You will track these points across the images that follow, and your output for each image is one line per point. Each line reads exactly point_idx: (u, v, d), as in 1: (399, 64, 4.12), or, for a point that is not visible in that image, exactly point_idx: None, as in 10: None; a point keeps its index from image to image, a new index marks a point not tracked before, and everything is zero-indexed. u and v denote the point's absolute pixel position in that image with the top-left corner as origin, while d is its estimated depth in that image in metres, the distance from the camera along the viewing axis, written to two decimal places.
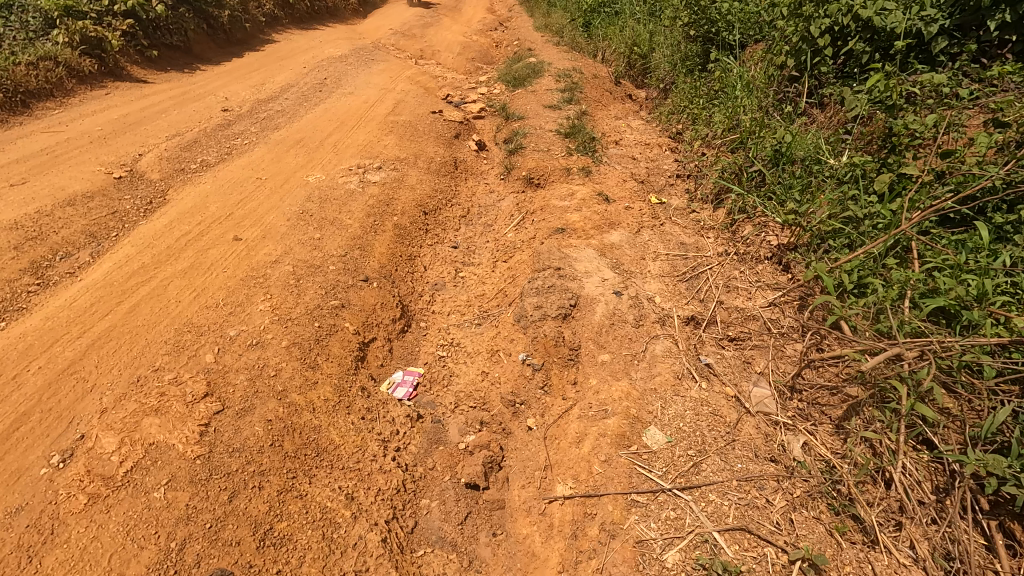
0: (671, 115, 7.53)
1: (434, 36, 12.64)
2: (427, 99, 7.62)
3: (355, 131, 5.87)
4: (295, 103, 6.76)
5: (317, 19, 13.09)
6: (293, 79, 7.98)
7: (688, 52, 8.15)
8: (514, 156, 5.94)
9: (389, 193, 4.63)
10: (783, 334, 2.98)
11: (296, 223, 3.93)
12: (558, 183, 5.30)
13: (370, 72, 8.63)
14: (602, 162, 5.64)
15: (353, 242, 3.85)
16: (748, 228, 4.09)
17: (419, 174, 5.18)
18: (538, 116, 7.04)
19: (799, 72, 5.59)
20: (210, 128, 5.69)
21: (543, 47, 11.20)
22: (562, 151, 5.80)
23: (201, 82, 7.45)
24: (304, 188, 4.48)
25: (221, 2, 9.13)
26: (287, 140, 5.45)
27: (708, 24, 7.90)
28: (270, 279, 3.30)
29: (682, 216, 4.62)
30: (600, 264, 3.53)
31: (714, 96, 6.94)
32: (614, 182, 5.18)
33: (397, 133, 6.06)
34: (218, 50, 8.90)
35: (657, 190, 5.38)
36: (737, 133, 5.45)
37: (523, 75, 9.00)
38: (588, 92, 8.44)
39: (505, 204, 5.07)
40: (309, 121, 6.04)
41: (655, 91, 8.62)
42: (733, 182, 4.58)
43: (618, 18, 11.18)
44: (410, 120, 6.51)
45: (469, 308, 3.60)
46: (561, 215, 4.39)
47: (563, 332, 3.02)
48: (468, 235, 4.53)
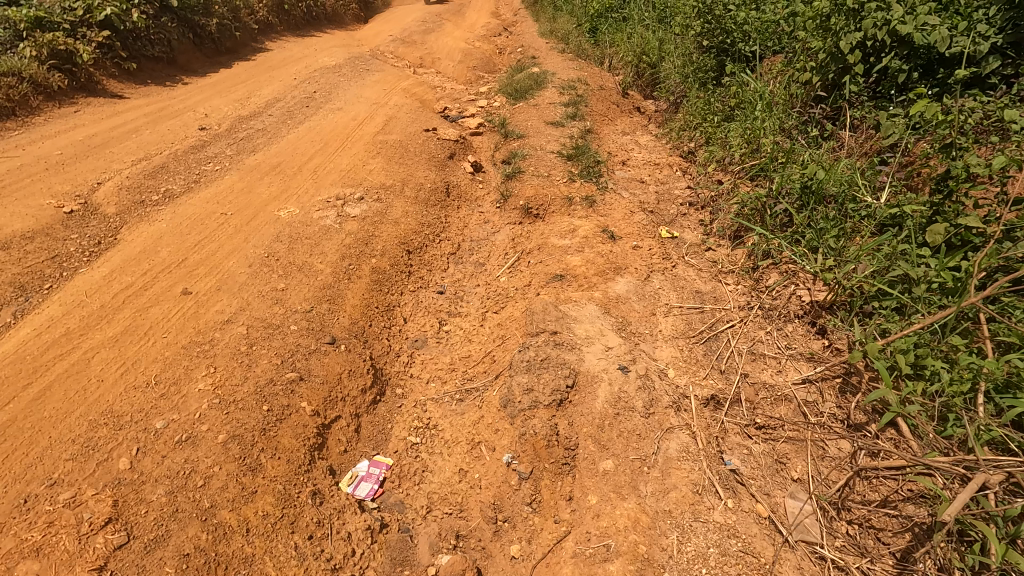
0: (683, 131, 7.04)
1: (435, 42, 12.19)
2: (421, 114, 7.17)
3: (340, 153, 5.41)
4: (278, 120, 6.33)
5: (314, 25, 12.68)
6: (281, 92, 7.55)
7: (700, 63, 7.64)
8: (512, 182, 5.46)
9: (370, 229, 4.17)
10: (823, 424, 2.49)
11: (258, 270, 3.47)
12: (558, 214, 4.83)
13: (363, 84, 8.18)
14: (608, 189, 5.14)
15: (322, 294, 3.38)
16: (775, 276, 3.58)
17: (406, 204, 4.71)
18: (539, 134, 6.57)
19: (826, 91, 5.07)
20: (182, 151, 5.26)
21: (548, 55, 10.72)
22: (564, 176, 5.32)
23: (182, 96, 7.04)
24: (273, 224, 4.01)
25: (208, 10, 8.72)
26: (263, 164, 5.00)
27: (723, 34, 7.39)
28: (218, 345, 2.83)
29: (697, 257, 4.11)
30: (603, 326, 3.04)
31: (730, 113, 6.43)
32: (620, 213, 4.69)
33: (385, 154, 5.60)
34: (204, 60, 8.49)
35: (667, 222, 4.89)
36: (757, 159, 4.94)
37: (526, 87, 8.52)
38: (594, 106, 7.95)
39: (500, 239, 4.60)
40: (290, 141, 5.60)
41: (665, 104, 8.12)
42: (755, 219, 4.07)
43: (626, 24, 10.69)
44: (401, 139, 6.05)
45: (452, 374, 3.12)
46: (560, 258, 3.91)
47: (557, 426, 2.54)
48: (457, 277, 4.06)
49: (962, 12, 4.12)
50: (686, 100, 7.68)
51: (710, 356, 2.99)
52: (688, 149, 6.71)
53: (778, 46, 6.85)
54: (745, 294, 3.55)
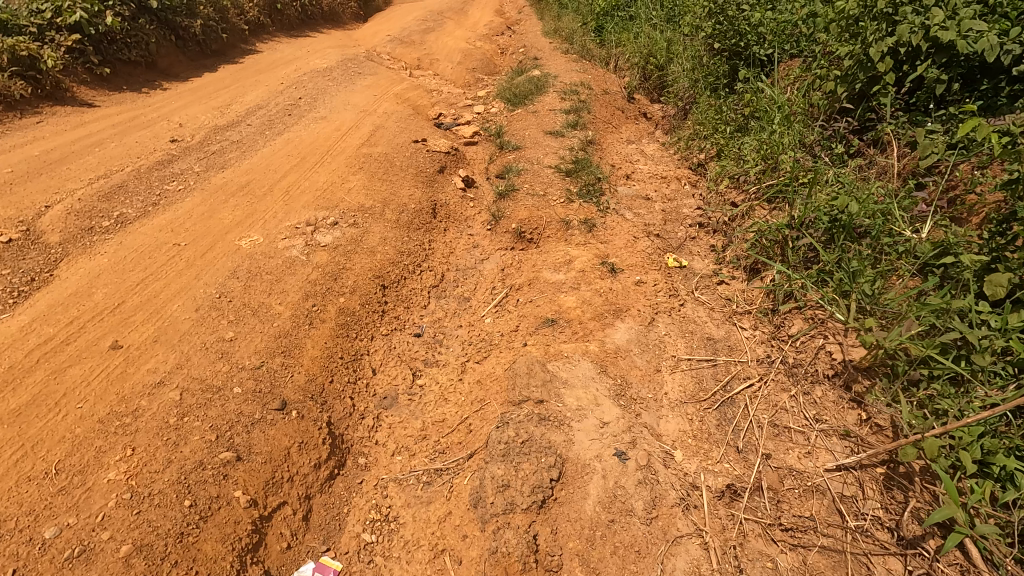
0: (692, 142, 6.56)
1: (434, 42, 11.74)
2: (413, 123, 6.71)
3: (318, 170, 4.98)
4: (257, 131, 5.91)
5: (309, 24, 12.25)
6: (264, 98, 7.13)
7: (711, 67, 7.15)
8: (505, 201, 5.01)
9: (342, 260, 3.74)
10: (866, 533, 2.07)
11: (204, 315, 3.04)
12: (554, 239, 4.37)
13: (353, 89, 7.74)
14: (610, 210, 4.68)
15: (277, 345, 2.95)
16: (799, 323, 3.10)
17: (385, 228, 4.27)
18: (537, 145, 6.12)
19: (852, 102, 4.57)
20: (145, 168, 4.84)
21: (551, 55, 10.25)
22: (562, 194, 4.86)
23: (158, 103, 6.65)
24: (232, 255, 3.59)
25: (192, 11, 8.32)
26: (232, 182, 4.57)
27: (736, 37, 6.87)
28: (141, 417, 2.40)
29: (708, 294, 3.66)
30: (597, 393, 2.63)
31: (743, 124, 5.94)
32: (623, 239, 4.23)
33: (368, 170, 5.17)
34: (187, 63, 8.09)
35: (674, 249, 4.43)
36: (776, 179, 4.45)
37: (526, 91, 8.06)
38: (596, 113, 7.47)
39: (489, 268, 4.15)
40: (266, 155, 5.18)
41: (673, 109, 7.63)
42: (776, 252, 3.61)
43: (632, 24, 10.21)
44: (387, 152, 5.61)
45: (421, 444, 2.69)
46: (552, 297, 3.46)
47: (536, 542, 2.12)
48: (437, 316, 3.62)
49: (1011, 16, 3.65)
50: (696, 107, 7.19)
51: (725, 428, 2.55)
52: (698, 161, 6.24)
53: (796, 49, 6.35)
54: (765, 345, 3.09)
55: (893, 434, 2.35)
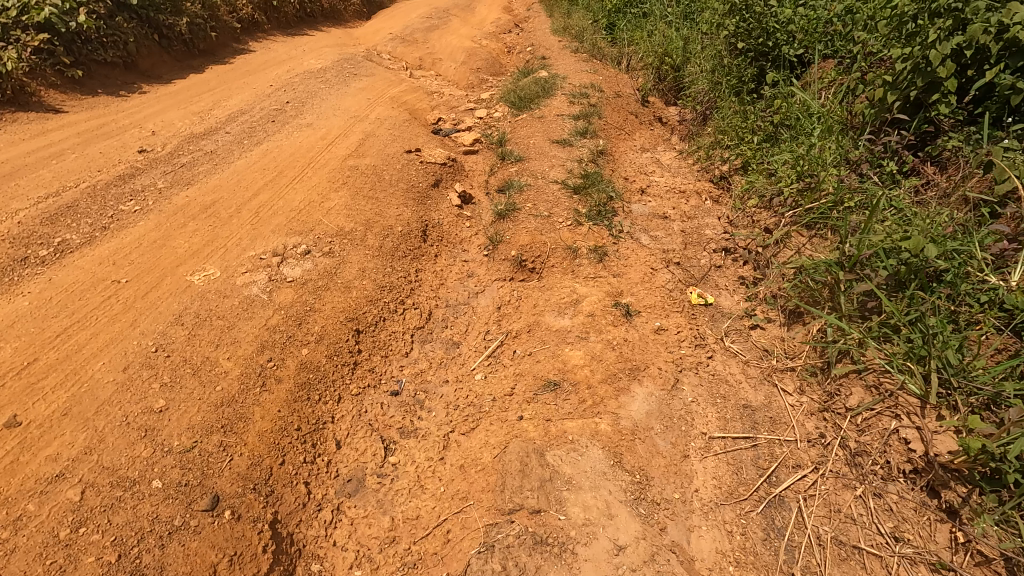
0: (714, 152, 5.97)
1: (438, 40, 11.19)
2: (408, 130, 6.16)
3: (296, 187, 4.44)
4: (235, 139, 5.39)
5: (308, 22, 11.73)
6: (249, 103, 6.63)
7: (734, 68, 6.56)
8: (504, 222, 4.44)
9: (310, 300, 3.20)
10: None
11: (131, 377, 2.51)
12: (558, 270, 3.80)
13: (347, 92, 7.21)
14: (623, 236, 4.11)
15: (216, 417, 2.40)
16: (860, 393, 2.53)
17: (365, 257, 3.71)
18: (542, 155, 5.56)
19: (906, 111, 3.95)
20: (103, 184, 4.34)
21: (559, 54, 9.67)
22: (569, 214, 4.29)
23: (133, 108, 6.18)
24: (179, 295, 3.06)
25: (177, 8, 7.84)
26: (195, 202, 4.04)
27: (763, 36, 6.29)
28: (24, 530, 1.94)
29: (741, 346, 3.11)
30: (609, 500, 2.21)
31: (773, 135, 5.34)
32: (638, 272, 3.66)
33: (353, 185, 4.65)
34: (171, 64, 7.61)
35: (698, 281, 3.86)
36: (819, 201, 3.85)
37: (532, 94, 7.48)
38: (608, 119, 6.89)
39: (484, 305, 3.59)
40: (239, 169, 4.65)
41: (691, 114, 7.03)
42: (824, 297, 3.04)
43: (646, 21, 9.61)
44: (375, 164, 5.07)
45: (387, 554, 2.18)
46: (555, 351, 2.90)
47: None
48: (419, 368, 3.07)
49: None
50: (717, 112, 6.60)
51: (773, 545, 2.10)
52: (720, 174, 5.65)
53: (830, 49, 5.73)
54: (816, 419, 2.54)
55: (1006, 570, 1.88)
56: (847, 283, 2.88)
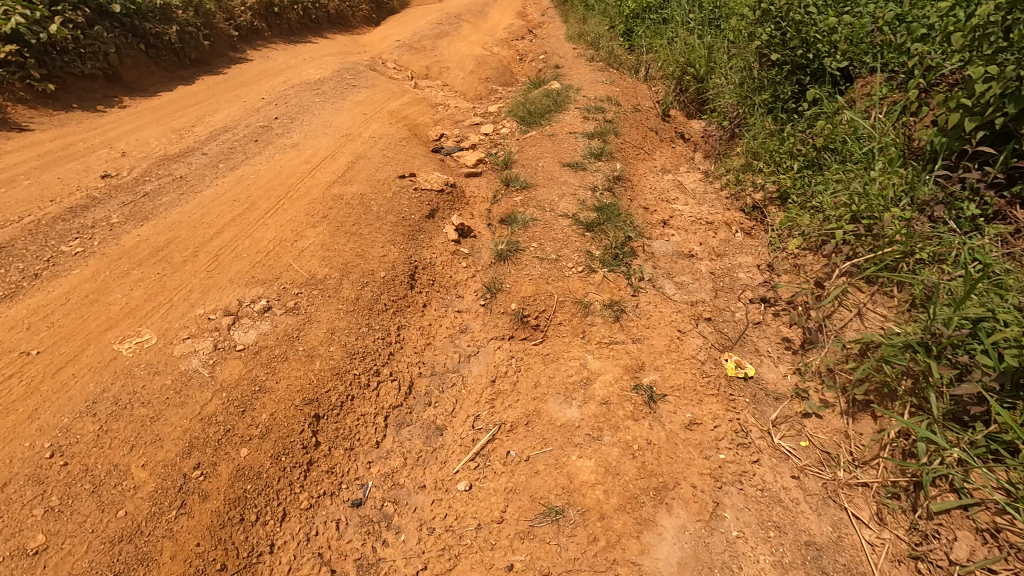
0: (746, 178, 5.33)
1: (446, 48, 10.67)
2: (405, 150, 5.60)
3: (267, 222, 3.89)
4: (210, 162, 4.88)
5: (312, 28, 11.26)
6: (235, 118, 6.14)
7: (766, 81, 5.92)
8: (504, 264, 3.84)
9: (262, 376, 2.63)
10: None
11: (9, 498, 2.03)
12: (566, 329, 3.20)
13: (342, 106, 6.69)
14: (643, 286, 3.49)
15: (108, 561, 1.90)
16: (968, 541, 1.97)
17: (334, 314, 3.13)
18: (551, 180, 4.96)
19: (990, 141, 3.27)
20: (51, 216, 3.86)
21: (574, 63, 9.08)
22: (581, 258, 3.70)
23: (107, 124, 5.73)
24: (99, 370, 2.53)
25: (166, 15, 7.41)
26: (147, 241, 3.51)
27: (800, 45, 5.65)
28: None
29: (795, 445, 2.48)
30: None
31: (816, 163, 4.69)
32: (662, 336, 3.03)
33: (334, 218, 4.09)
34: (159, 76, 7.17)
35: (733, 344, 3.23)
36: (884, 250, 3.19)
37: (543, 107, 6.89)
38: (626, 138, 6.28)
39: (476, 375, 3.00)
40: (206, 200, 4.11)
41: (718, 131, 6.40)
42: (902, 387, 2.42)
43: (665, 27, 9.00)
44: (363, 192, 4.51)
45: None
46: (559, 459, 2.33)
47: None
48: (390, 465, 2.49)
49: None
50: (747, 132, 5.97)
51: None
52: (752, 205, 5.02)
53: (878, 62, 5.07)
54: (907, 572, 2.00)
55: None
56: (941, 380, 2.25)
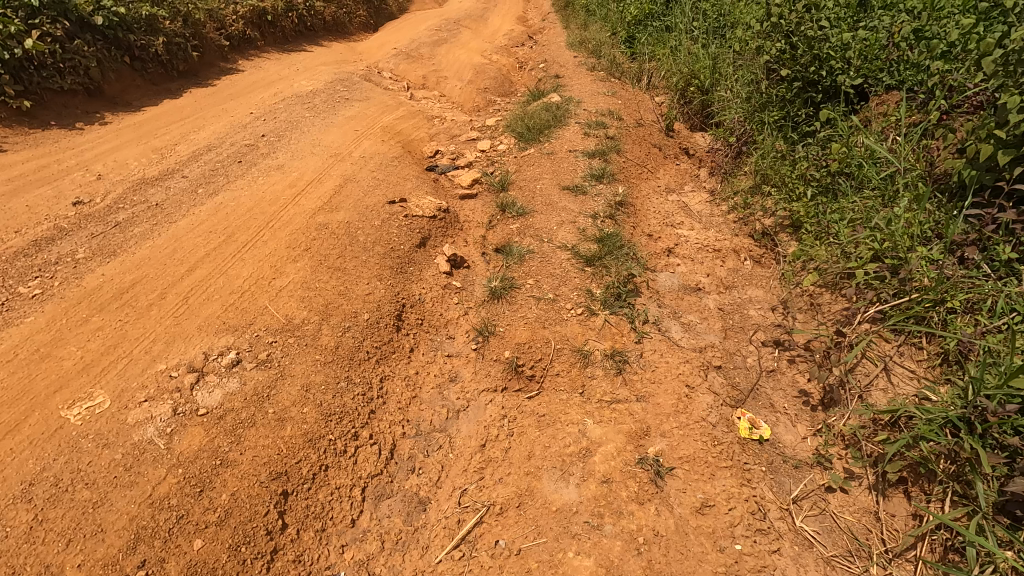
0: (755, 202, 5.09)
1: (444, 56, 10.41)
2: (398, 170, 5.35)
3: (244, 257, 3.64)
4: (190, 186, 4.64)
5: (307, 36, 11.01)
6: (220, 136, 5.91)
7: (776, 97, 5.65)
8: (499, 303, 3.58)
9: (225, 446, 2.37)
10: None
11: None
12: (564, 382, 2.94)
13: (333, 121, 6.44)
14: (648, 330, 3.23)
15: None
16: None
17: (311, 367, 2.86)
18: (549, 204, 4.70)
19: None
20: (14, 250, 3.63)
21: (575, 71, 8.83)
22: (581, 298, 3.45)
23: (86, 143, 5.51)
24: (41, 444, 2.29)
25: (152, 27, 7.20)
26: (111, 281, 3.26)
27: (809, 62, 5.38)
28: None
29: (819, 528, 2.26)
30: None
31: (832, 190, 4.42)
32: (669, 394, 2.77)
33: (317, 251, 3.83)
34: (144, 90, 6.98)
35: (746, 397, 2.96)
36: (912, 297, 2.92)
37: (542, 122, 6.63)
38: (628, 156, 6.03)
39: (464, 436, 2.75)
40: (179, 231, 3.85)
41: (725, 148, 6.14)
42: (941, 468, 2.16)
43: (669, 35, 8.74)
44: (350, 220, 4.26)
45: None
46: (554, 555, 2.16)
47: None
48: (367, 552, 2.28)
49: None
50: (756, 150, 5.71)
51: None
52: (761, 231, 4.78)
53: (895, 79, 4.81)
54: None
55: None
56: (993, 469, 2.00)
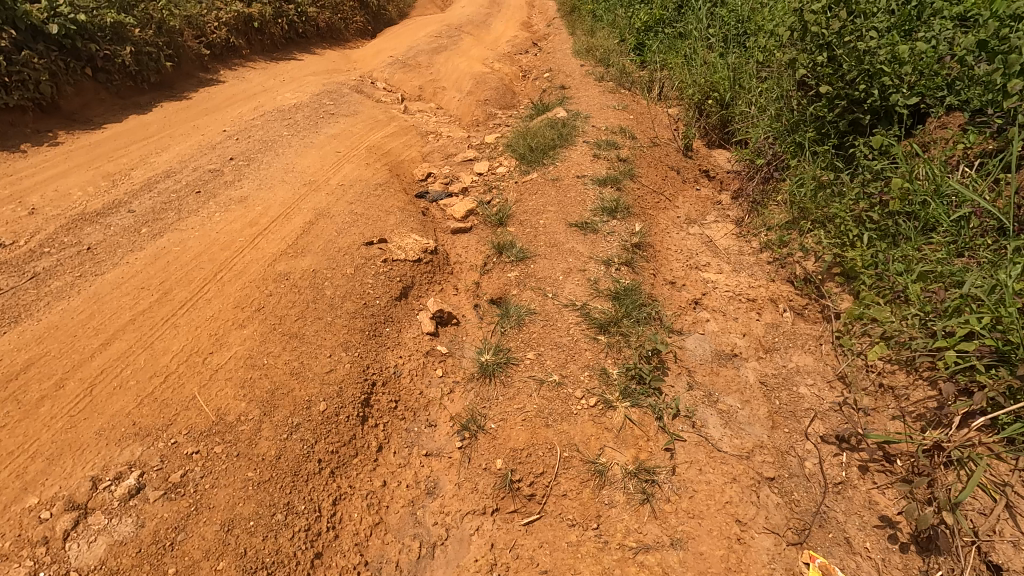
0: (794, 238, 4.39)
1: (443, 64, 9.77)
2: (382, 201, 4.67)
3: (178, 322, 2.97)
4: (135, 223, 3.98)
5: (298, 43, 10.37)
6: (184, 159, 5.27)
7: (810, 116, 4.94)
8: (489, 382, 2.91)
9: None
10: None
11: None
12: (574, 510, 2.35)
13: (314, 141, 5.80)
14: (680, 430, 2.59)
15: None
16: None
17: (236, 492, 2.20)
18: (554, 245, 4.04)
19: None
20: None
21: (582, 81, 8.16)
22: (592, 382, 2.79)
23: (29, 168, 4.89)
24: None
25: (119, 35, 6.58)
26: (2, 362, 2.62)
27: (843, 78, 4.66)
28: None
29: None
30: None
31: (896, 235, 3.67)
32: (716, 540, 2.18)
33: (270, 312, 3.16)
34: (109, 105, 6.39)
35: (808, 526, 2.31)
36: None
37: (546, 141, 5.95)
38: (644, 182, 5.34)
39: None
40: (104, 285, 3.18)
41: (752, 172, 5.44)
42: None
43: (683, 42, 8.06)
44: (316, 269, 3.58)
45: None
46: None
47: None
48: None
49: None
50: (789, 177, 5.00)
51: None
52: (802, 276, 4.07)
53: (959, 98, 4.09)
54: None
55: None
56: None
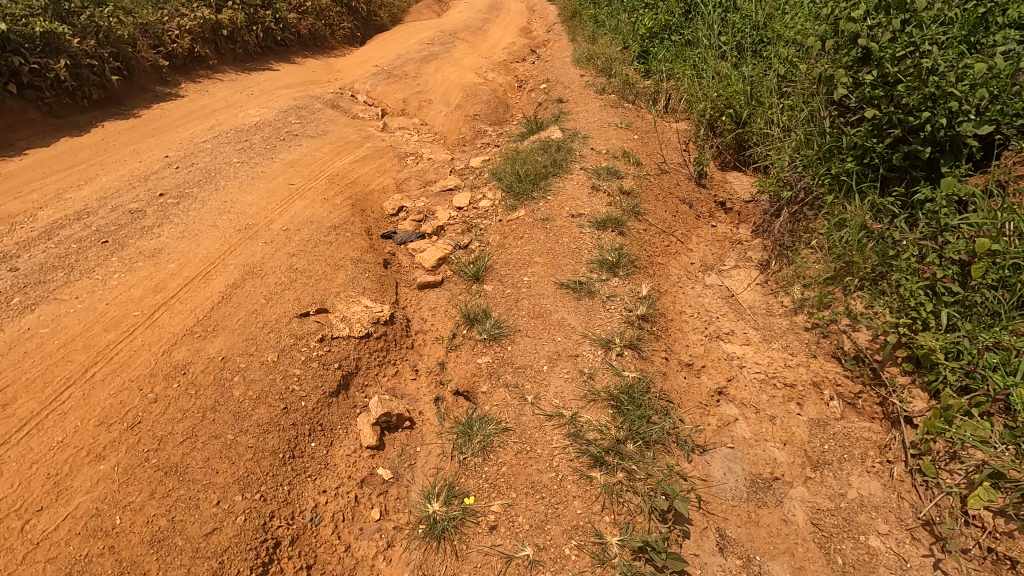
0: (838, 299, 3.49)
1: (430, 75, 8.96)
2: (332, 248, 3.79)
3: (7, 456, 2.23)
4: (11, 286, 3.17)
5: (276, 52, 9.57)
6: (106, 194, 4.45)
7: (849, 144, 4.02)
8: (435, 549, 2.16)
9: None
10: None
11: None
12: None
13: (265, 170, 4.98)
14: None
15: None
16: None
17: None
18: (538, 316, 3.20)
19: None
20: None
21: (581, 94, 7.32)
22: (581, 560, 2.03)
23: None
24: None
25: (54, 48, 5.89)
26: None
27: (889, 100, 3.73)
28: None
29: None
30: None
31: (983, 312, 2.76)
32: None
33: (142, 432, 2.33)
34: (38, 126, 5.69)
35: None
36: None
37: (536, 168, 5.09)
38: (651, 221, 4.49)
39: None
40: None
41: (778, 208, 4.54)
42: None
43: (693, 50, 7.21)
44: (226, 357, 2.75)
45: None
46: None
47: None
48: None
49: None
50: (826, 217, 4.08)
51: None
52: (853, 353, 3.15)
53: None
54: None
55: None
56: None
